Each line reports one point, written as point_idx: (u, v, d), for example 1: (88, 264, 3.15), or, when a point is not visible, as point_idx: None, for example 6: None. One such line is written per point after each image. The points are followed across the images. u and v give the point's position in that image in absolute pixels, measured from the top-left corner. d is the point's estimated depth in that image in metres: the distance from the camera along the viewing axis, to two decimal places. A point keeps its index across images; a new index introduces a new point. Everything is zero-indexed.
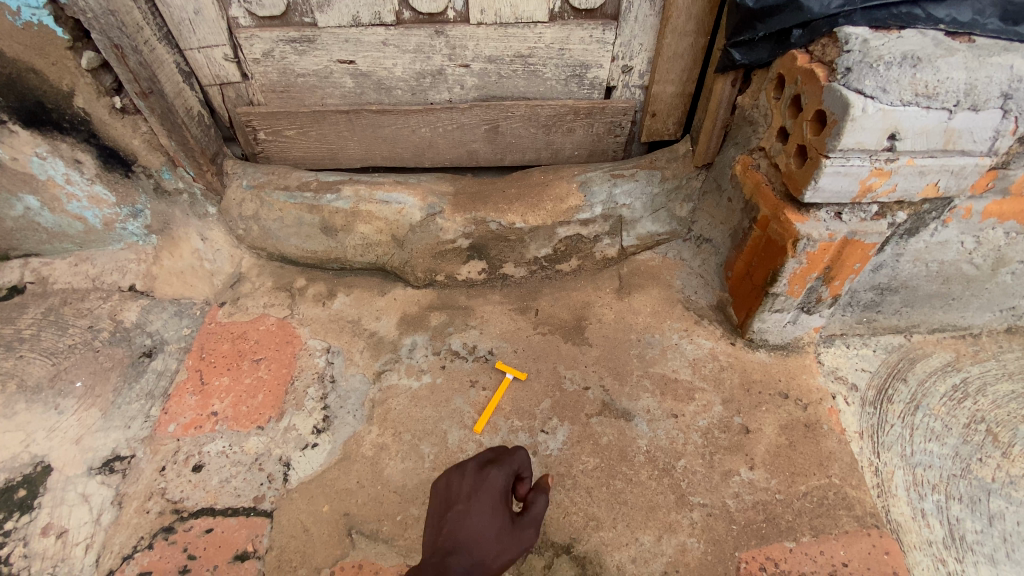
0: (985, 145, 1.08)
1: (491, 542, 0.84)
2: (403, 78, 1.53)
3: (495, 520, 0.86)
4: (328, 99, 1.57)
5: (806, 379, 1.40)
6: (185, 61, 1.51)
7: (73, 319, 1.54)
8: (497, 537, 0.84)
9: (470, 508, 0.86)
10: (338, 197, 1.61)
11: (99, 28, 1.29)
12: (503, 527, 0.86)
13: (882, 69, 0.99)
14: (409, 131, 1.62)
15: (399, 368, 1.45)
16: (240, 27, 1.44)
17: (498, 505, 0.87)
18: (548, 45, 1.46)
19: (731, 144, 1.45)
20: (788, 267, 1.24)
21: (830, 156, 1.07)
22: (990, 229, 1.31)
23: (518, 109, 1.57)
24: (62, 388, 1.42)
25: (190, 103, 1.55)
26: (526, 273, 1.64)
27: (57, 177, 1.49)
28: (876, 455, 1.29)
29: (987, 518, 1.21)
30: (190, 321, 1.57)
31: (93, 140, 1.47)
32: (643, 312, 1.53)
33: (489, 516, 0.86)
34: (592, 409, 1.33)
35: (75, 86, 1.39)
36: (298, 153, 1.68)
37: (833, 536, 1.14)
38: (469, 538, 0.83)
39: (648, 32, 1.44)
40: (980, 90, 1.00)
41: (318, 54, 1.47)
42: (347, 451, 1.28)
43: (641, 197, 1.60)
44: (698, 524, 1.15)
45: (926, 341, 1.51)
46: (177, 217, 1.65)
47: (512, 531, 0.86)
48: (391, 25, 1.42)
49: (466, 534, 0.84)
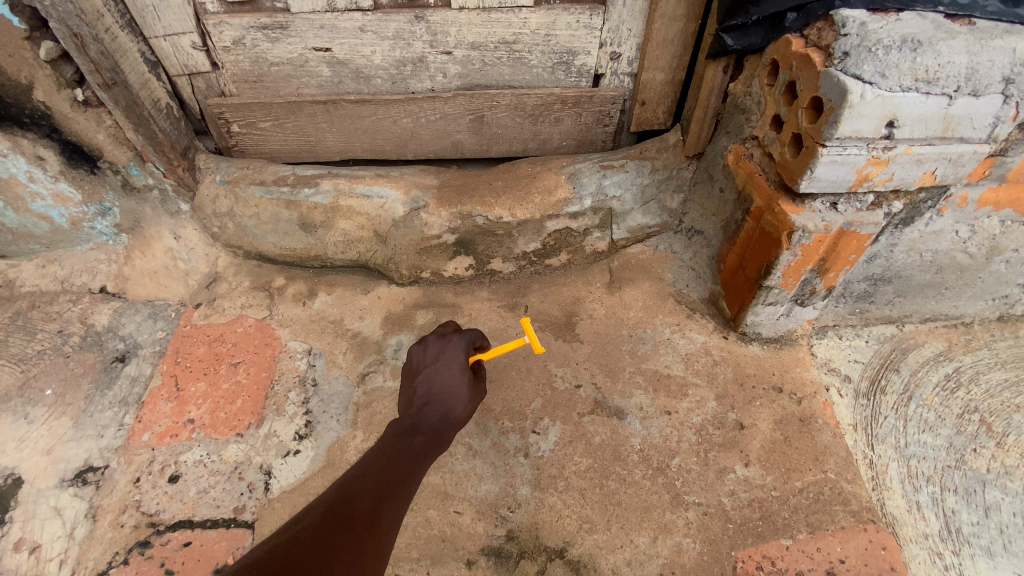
0: (985, 132, 1.05)
1: (458, 396, 0.98)
2: (383, 66, 1.46)
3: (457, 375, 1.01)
4: (305, 89, 1.50)
5: (799, 372, 1.37)
6: (151, 49, 1.42)
7: (42, 323, 1.47)
8: (460, 396, 0.99)
9: (434, 367, 1.02)
10: (317, 191, 1.54)
11: (57, 16, 1.20)
12: (463, 385, 1.00)
13: (881, 53, 0.95)
14: (390, 122, 1.55)
15: (384, 369, 1.40)
16: (207, 13, 1.36)
17: (458, 373, 1.01)
18: (533, 31, 1.40)
19: (723, 133, 1.41)
20: (782, 259, 1.21)
21: (826, 145, 1.03)
22: (985, 218, 1.28)
23: (503, 98, 1.51)
24: (31, 397, 1.36)
25: (157, 94, 1.47)
26: (515, 268, 1.60)
27: (19, 176, 1.41)
28: (870, 448, 1.27)
29: (983, 510, 1.20)
30: (165, 324, 1.51)
31: (56, 135, 1.39)
32: (634, 307, 1.49)
33: (452, 372, 1.01)
34: (583, 407, 1.30)
35: (34, 79, 1.31)
36: (275, 146, 1.61)
37: (830, 533, 1.12)
38: (440, 389, 0.99)
39: (637, 17, 1.38)
40: (981, 74, 0.97)
41: (291, 41, 1.40)
42: (332, 458, 1.24)
43: (631, 188, 1.55)
44: (694, 523, 1.13)
45: (918, 331, 1.50)
46: (149, 215, 1.57)
47: (473, 385, 1.02)
48: (369, 11, 1.35)
49: (435, 389, 0.99)
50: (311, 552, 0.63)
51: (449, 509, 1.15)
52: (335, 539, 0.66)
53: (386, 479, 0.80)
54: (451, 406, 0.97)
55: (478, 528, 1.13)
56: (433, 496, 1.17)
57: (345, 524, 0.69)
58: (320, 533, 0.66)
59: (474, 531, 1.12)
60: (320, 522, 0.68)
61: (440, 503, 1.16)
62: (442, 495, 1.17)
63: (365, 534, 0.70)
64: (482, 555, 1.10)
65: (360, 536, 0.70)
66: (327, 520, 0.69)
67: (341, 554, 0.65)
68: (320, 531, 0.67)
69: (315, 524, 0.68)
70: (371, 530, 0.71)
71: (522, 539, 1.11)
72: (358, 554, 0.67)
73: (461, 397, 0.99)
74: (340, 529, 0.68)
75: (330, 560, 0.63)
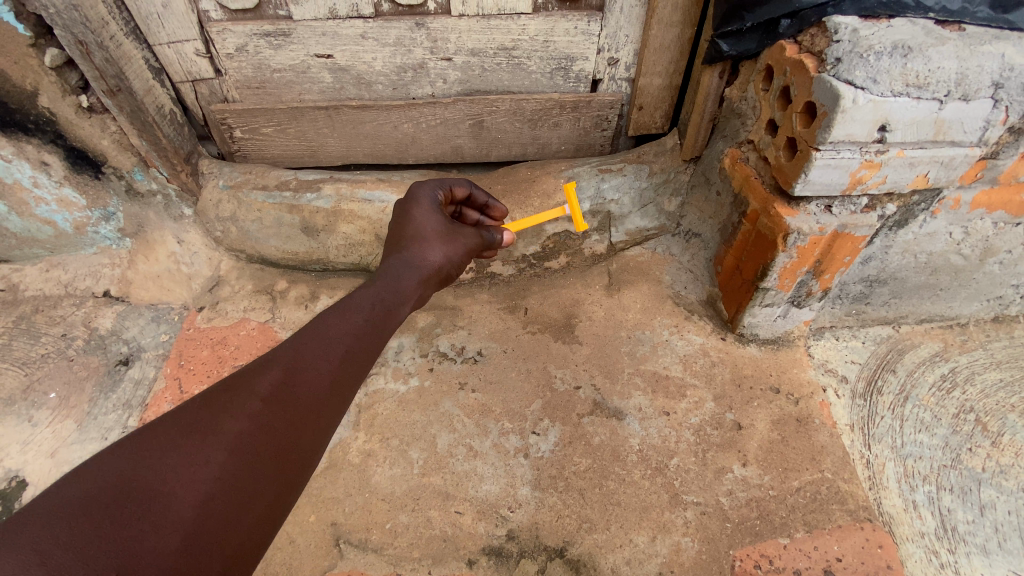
0: (976, 136, 1.07)
1: (431, 242, 1.00)
2: (384, 72, 1.48)
3: (437, 219, 1.05)
4: (306, 95, 1.52)
5: (796, 373, 1.39)
6: (155, 56, 1.45)
7: (46, 327, 1.49)
8: (435, 232, 1.02)
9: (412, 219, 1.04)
10: (318, 196, 1.56)
11: (62, 24, 1.23)
12: (439, 231, 1.02)
13: (873, 59, 0.97)
14: (391, 127, 1.57)
15: (385, 371, 1.41)
16: (211, 21, 1.38)
17: (435, 218, 1.05)
18: (532, 37, 1.42)
19: (720, 138, 1.43)
20: (778, 261, 1.23)
21: (820, 149, 1.05)
22: (979, 220, 1.30)
23: (503, 103, 1.53)
24: (36, 400, 1.38)
25: (161, 101, 1.49)
26: (514, 271, 1.62)
27: (24, 180, 1.43)
28: (867, 447, 1.28)
29: (978, 508, 1.21)
30: (168, 327, 1.53)
31: (60, 141, 1.41)
32: (633, 309, 1.51)
33: (428, 221, 1.03)
34: (583, 408, 1.31)
35: (39, 85, 1.32)
36: (277, 151, 1.63)
37: (827, 531, 1.14)
38: (413, 238, 1.01)
39: (634, 23, 1.40)
40: (970, 79, 0.99)
41: (294, 48, 1.42)
42: (334, 459, 1.25)
43: (629, 192, 1.57)
44: (692, 523, 1.14)
45: (914, 331, 1.52)
46: (152, 220, 1.59)
47: (450, 234, 1.03)
48: (370, 18, 1.37)
49: (408, 237, 1.01)
50: (186, 437, 0.60)
51: (450, 509, 1.16)
52: (222, 422, 0.63)
53: (314, 353, 0.73)
54: (421, 240, 1.00)
55: (478, 528, 1.14)
56: (434, 496, 1.18)
57: (246, 401, 0.65)
58: (209, 412, 0.63)
59: (474, 531, 1.14)
60: (218, 398, 0.65)
61: (441, 503, 1.17)
62: (443, 495, 1.19)
63: (272, 416, 0.66)
64: (483, 554, 1.11)
65: (265, 416, 0.65)
66: (226, 396, 0.66)
67: (226, 437, 0.62)
68: (210, 409, 0.64)
69: (213, 399, 0.65)
70: (281, 410, 0.67)
71: (522, 538, 1.12)
72: (255, 440, 0.64)
73: (436, 237, 1.02)
74: (236, 408, 0.65)
75: (207, 447, 0.60)
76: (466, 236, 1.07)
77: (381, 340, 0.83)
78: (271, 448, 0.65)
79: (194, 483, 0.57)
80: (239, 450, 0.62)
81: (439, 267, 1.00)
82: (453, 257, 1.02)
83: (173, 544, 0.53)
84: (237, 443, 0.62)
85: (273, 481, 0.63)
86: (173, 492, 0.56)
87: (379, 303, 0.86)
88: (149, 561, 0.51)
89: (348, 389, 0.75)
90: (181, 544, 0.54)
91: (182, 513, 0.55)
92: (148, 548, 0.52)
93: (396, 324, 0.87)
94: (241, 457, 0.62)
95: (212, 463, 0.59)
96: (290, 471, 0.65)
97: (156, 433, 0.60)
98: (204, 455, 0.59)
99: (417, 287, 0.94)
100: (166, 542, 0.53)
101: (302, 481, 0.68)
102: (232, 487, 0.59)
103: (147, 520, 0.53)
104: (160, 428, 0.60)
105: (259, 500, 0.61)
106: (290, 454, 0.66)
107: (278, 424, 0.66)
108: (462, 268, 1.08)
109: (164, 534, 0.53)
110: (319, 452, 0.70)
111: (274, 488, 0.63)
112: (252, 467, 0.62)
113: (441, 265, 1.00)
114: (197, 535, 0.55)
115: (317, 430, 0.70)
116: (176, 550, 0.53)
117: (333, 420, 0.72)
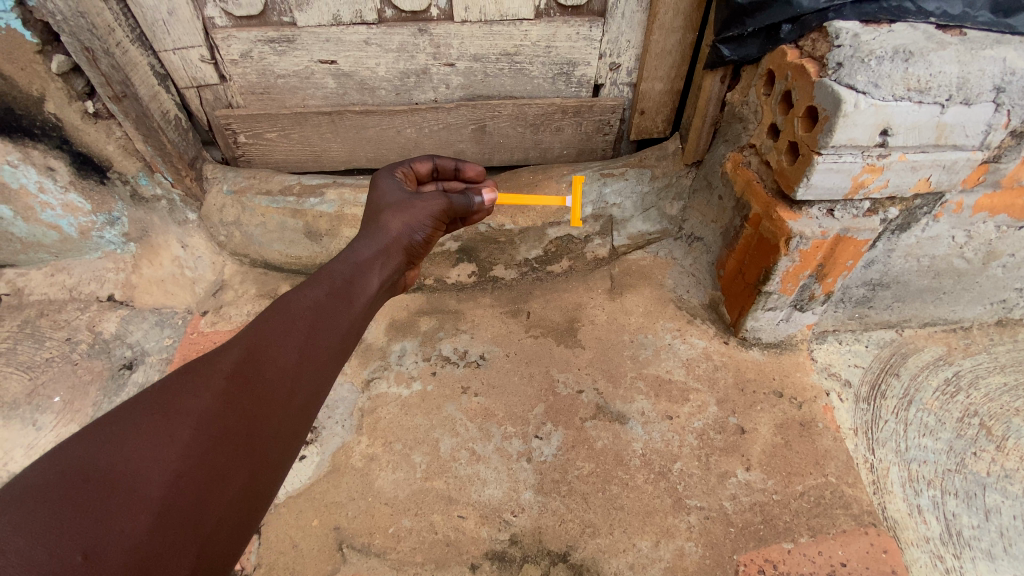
0: (978, 139, 1.07)
1: (394, 212, 1.03)
2: (387, 78, 1.49)
3: (397, 193, 1.07)
4: (310, 100, 1.53)
5: (800, 377, 1.38)
6: (160, 62, 1.46)
7: (50, 331, 1.50)
8: (393, 205, 1.04)
9: (379, 199, 1.08)
10: (322, 201, 1.57)
11: (68, 31, 1.24)
12: (402, 201, 1.05)
13: (874, 64, 0.97)
14: (394, 132, 1.58)
15: (389, 375, 1.41)
16: (216, 27, 1.39)
17: (393, 195, 1.07)
18: (534, 43, 1.43)
19: (722, 142, 1.43)
20: (781, 265, 1.23)
21: (822, 153, 1.05)
22: (981, 223, 1.30)
23: (505, 108, 1.54)
24: (40, 404, 1.39)
25: (166, 106, 1.50)
26: (517, 275, 1.64)
27: (30, 185, 1.44)
28: (871, 452, 1.28)
29: (983, 512, 1.21)
30: (171, 331, 1.54)
31: (66, 146, 1.42)
32: (635, 313, 1.51)
33: (394, 198, 1.07)
34: (585, 412, 1.31)
35: (45, 92, 1.33)
36: (281, 156, 1.64)
37: (831, 536, 1.13)
38: (377, 213, 1.04)
39: (636, 28, 1.41)
40: (972, 84, 0.99)
41: (298, 54, 1.43)
42: (337, 463, 1.25)
43: (631, 196, 1.57)
44: (696, 527, 1.14)
45: (918, 335, 1.51)
46: (156, 225, 1.59)
47: (413, 200, 1.05)
48: (373, 24, 1.38)
49: (373, 215, 1.04)
50: (148, 418, 0.60)
51: (453, 513, 1.16)
52: (186, 401, 0.63)
53: (280, 330, 0.74)
54: (377, 217, 1.03)
55: (481, 532, 1.14)
56: (437, 500, 1.18)
57: (210, 380, 0.65)
58: (171, 393, 0.63)
59: (477, 535, 1.13)
60: (181, 380, 0.65)
61: (444, 507, 1.17)
62: (446, 499, 1.19)
63: (238, 393, 0.66)
64: (486, 559, 1.11)
65: (231, 394, 0.65)
66: (189, 377, 0.66)
67: (190, 416, 0.62)
68: (172, 390, 0.64)
69: (176, 382, 0.65)
70: (247, 388, 0.67)
71: (525, 543, 1.12)
72: (222, 417, 0.64)
73: (391, 209, 1.03)
74: (198, 386, 0.64)
75: (170, 426, 0.60)
76: (427, 199, 1.05)
77: (352, 316, 0.83)
78: (240, 425, 0.65)
79: (159, 462, 0.57)
80: (201, 427, 0.61)
81: (398, 237, 1.01)
82: (413, 223, 1.03)
83: (143, 524, 0.53)
84: (203, 420, 0.62)
85: (245, 458, 0.63)
86: (136, 472, 0.56)
87: (344, 280, 0.86)
88: (120, 540, 0.52)
89: (320, 365, 0.75)
90: (151, 524, 0.54)
91: (149, 492, 0.55)
92: (116, 528, 0.52)
93: (367, 299, 0.88)
94: (205, 435, 0.61)
95: (177, 441, 0.59)
96: (262, 448, 0.66)
97: (118, 416, 0.60)
98: (168, 433, 0.59)
99: (379, 259, 0.95)
100: (136, 521, 0.53)
101: (278, 460, 0.67)
102: (196, 466, 0.59)
103: (112, 500, 0.53)
104: (120, 412, 0.60)
105: (232, 478, 0.62)
106: (258, 432, 0.65)
107: (246, 401, 0.66)
108: (433, 234, 1.08)
109: (132, 513, 0.53)
110: (294, 429, 0.70)
111: (248, 465, 0.63)
112: (219, 443, 0.62)
113: (400, 234, 1.01)
114: (165, 514, 0.55)
115: (289, 407, 0.70)
116: (147, 529, 0.53)
117: (307, 396, 0.72)
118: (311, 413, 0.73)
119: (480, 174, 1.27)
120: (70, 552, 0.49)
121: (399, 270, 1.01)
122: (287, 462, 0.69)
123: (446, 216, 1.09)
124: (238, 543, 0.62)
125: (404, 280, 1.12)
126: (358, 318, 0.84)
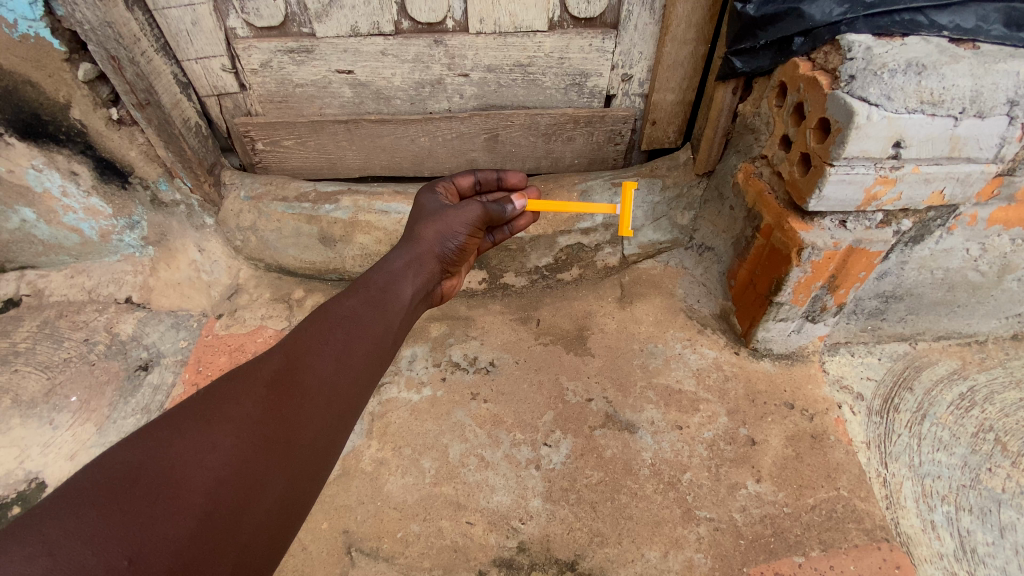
0: (991, 152, 1.07)
1: (433, 219, 1.10)
2: (402, 88, 1.52)
3: (436, 206, 1.14)
4: (327, 109, 1.56)
5: (811, 389, 1.37)
6: (183, 71, 1.50)
7: (70, 331, 1.54)
8: (432, 215, 1.11)
9: (420, 209, 1.15)
10: (337, 207, 1.59)
11: (96, 40, 1.28)
12: (440, 211, 1.12)
13: (887, 76, 0.98)
14: (408, 140, 1.60)
15: (399, 380, 1.43)
16: (237, 38, 1.43)
17: (430, 207, 1.14)
18: (548, 54, 1.45)
19: (733, 153, 1.44)
20: (792, 275, 1.23)
21: (834, 165, 1.06)
22: (996, 236, 1.29)
23: (518, 118, 1.56)
24: (57, 403, 1.42)
25: (188, 114, 1.53)
26: (527, 282, 1.65)
27: (54, 189, 1.49)
28: (884, 466, 1.27)
29: (998, 530, 1.19)
30: (186, 334, 1.56)
31: (90, 152, 1.46)
32: (645, 322, 1.51)
33: (434, 209, 1.13)
34: (594, 420, 1.31)
35: (71, 98, 1.37)
36: (297, 163, 1.66)
37: (843, 551, 1.11)
38: (419, 222, 1.11)
39: (648, 40, 1.43)
40: (985, 97, 0.99)
41: (316, 63, 1.46)
42: (347, 467, 1.26)
43: (642, 206, 1.59)
44: (705, 539, 1.13)
45: (932, 349, 1.50)
46: (175, 228, 1.63)
47: (452, 209, 1.11)
48: (390, 35, 1.41)
49: (413, 224, 1.11)
50: (192, 427, 0.62)
51: (461, 520, 1.17)
52: (228, 410, 0.65)
53: (316, 342, 0.77)
54: (413, 228, 1.10)
55: (489, 539, 1.14)
56: (446, 506, 1.19)
57: (249, 390, 0.68)
58: (214, 402, 0.66)
59: (486, 542, 1.14)
60: (224, 388, 0.68)
61: (452, 514, 1.17)
62: (454, 505, 1.19)
63: (278, 402, 0.69)
64: (494, 565, 1.11)
65: (269, 403, 0.68)
66: (230, 387, 0.68)
67: (231, 424, 0.64)
68: (216, 399, 0.66)
69: (218, 391, 0.68)
70: (285, 396, 0.70)
71: (533, 550, 1.12)
72: (262, 426, 0.66)
73: (427, 219, 1.10)
74: (240, 394, 0.67)
75: (213, 434, 0.62)
76: (462, 208, 1.11)
77: (383, 328, 0.86)
78: (278, 435, 0.67)
79: (204, 468, 0.59)
80: (245, 433, 0.64)
81: (432, 245, 1.08)
82: (447, 231, 1.10)
83: (186, 529, 0.55)
84: (244, 427, 0.64)
85: (283, 465, 0.65)
86: (182, 477, 0.57)
87: (379, 290, 0.92)
88: (166, 545, 0.53)
89: (353, 375, 0.78)
90: (194, 529, 0.55)
91: (194, 497, 0.57)
92: (162, 533, 0.54)
93: (398, 311, 0.92)
94: (247, 440, 0.64)
95: (220, 448, 0.61)
96: (298, 455, 0.67)
97: (163, 425, 0.62)
98: (211, 441, 0.61)
99: (413, 267, 1.02)
100: (179, 526, 0.55)
101: (313, 469, 0.69)
102: (241, 470, 0.61)
103: (159, 506, 0.55)
104: (166, 421, 0.63)
105: (271, 485, 0.63)
106: (295, 438, 0.68)
107: (283, 410, 0.69)
108: (468, 242, 1.14)
109: (176, 519, 0.55)
110: (330, 437, 0.72)
111: (285, 473, 0.65)
112: (259, 451, 0.64)
113: (433, 242, 1.08)
114: (210, 518, 0.57)
115: (324, 415, 0.72)
116: (190, 533, 0.55)
117: (343, 405, 0.75)
118: (346, 422, 0.75)
119: (523, 180, 1.28)
120: (117, 556, 0.51)
121: (434, 278, 1.08)
122: (322, 469, 0.70)
123: (482, 224, 1.14)
124: (274, 548, 0.63)
125: (440, 291, 1.18)
126: (389, 328, 0.88)
